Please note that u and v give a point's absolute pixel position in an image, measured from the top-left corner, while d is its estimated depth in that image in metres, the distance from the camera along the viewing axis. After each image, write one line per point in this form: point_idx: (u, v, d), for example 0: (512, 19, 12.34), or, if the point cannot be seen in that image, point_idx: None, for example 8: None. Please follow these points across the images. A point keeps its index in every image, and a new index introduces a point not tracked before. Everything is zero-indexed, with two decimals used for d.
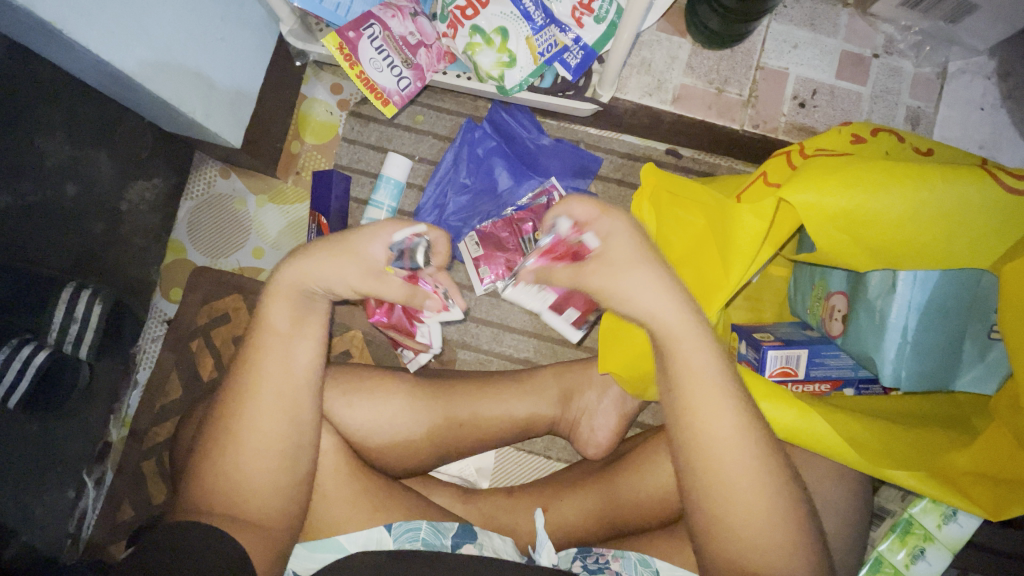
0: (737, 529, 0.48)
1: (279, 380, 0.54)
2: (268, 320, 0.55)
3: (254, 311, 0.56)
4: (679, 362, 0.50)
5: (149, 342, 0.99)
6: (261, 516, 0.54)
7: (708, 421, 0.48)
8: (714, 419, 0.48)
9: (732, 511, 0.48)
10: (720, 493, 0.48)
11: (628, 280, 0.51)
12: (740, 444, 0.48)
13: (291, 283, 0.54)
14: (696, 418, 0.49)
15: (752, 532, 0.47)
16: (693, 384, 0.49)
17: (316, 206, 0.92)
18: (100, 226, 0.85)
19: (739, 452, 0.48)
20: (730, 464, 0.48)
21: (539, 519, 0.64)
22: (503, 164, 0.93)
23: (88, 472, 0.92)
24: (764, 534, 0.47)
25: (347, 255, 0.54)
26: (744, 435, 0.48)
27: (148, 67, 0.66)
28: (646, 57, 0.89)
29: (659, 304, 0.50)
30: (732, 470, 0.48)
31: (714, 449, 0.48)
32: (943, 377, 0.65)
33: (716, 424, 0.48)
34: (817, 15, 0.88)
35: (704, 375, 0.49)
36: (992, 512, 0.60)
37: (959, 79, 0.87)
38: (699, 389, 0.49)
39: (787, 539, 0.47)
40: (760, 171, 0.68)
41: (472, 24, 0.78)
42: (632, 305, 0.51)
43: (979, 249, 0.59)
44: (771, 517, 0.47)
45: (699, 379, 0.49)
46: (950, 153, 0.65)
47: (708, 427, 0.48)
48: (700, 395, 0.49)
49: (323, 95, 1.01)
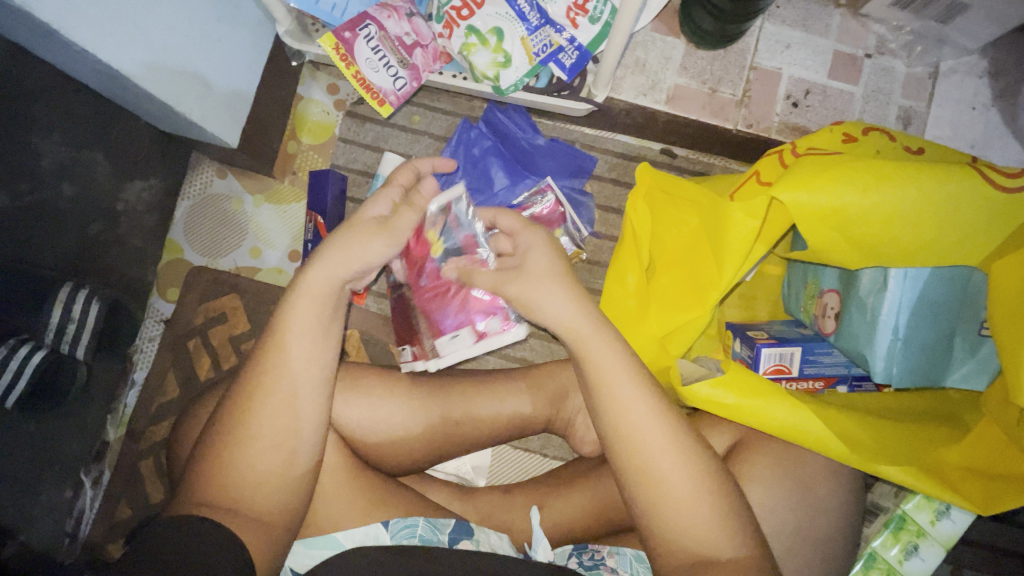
0: (673, 515, 0.49)
1: (296, 375, 0.55)
2: (291, 317, 0.56)
3: (275, 311, 0.57)
4: (593, 367, 0.52)
5: (146, 343, 0.99)
6: (262, 509, 0.54)
7: (624, 417, 0.50)
8: (623, 415, 0.50)
9: (658, 501, 0.48)
10: (643, 489, 0.49)
11: (540, 290, 0.56)
12: (654, 431, 0.49)
13: (326, 276, 0.57)
14: (620, 414, 0.50)
15: (683, 514, 0.48)
16: (613, 383, 0.51)
17: (313, 206, 0.92)
18: (97, 227, 0.85)
19: (657, 437, 0.49)
20: (651, 454, 0.49)
21: (535, 517, 0.67)
22: (499, 164, 0.93)
23: (85, 472, 0.92)
24: (692, 517, 0.48)
25: (373, 234, 0.60)
26: (659, 422, 0.50)
27: (144, 68, 0.66)
28: (641, 57, 0.89)
29: (559, 307, 0.55)
30: (653, 457, 0.49)
31: (636, 439, 0.49)
32: (934, 374, 0.65)
33: (638, 432, 0.49)
34: (809, 16, 0.88)
35: (610, 374, 0.51)
36: (982, 507, 0.61)
37: (951, 79, 0.88)
38: (608, 391, 0.51)
39: (711, 517, 0.48)
40: (753, 171, 0.70)
41: (468, 24, 0.79)
42: (548, 315, 0.56)
43: (968, 245, 0.60)
44: (691, 498, 0.48)
45: (606, 379, 0.51)
46: (940, 152, 0.66)
47: (628, 420, 0.50)
48: (621, 406, 0.50)
49: (320, 96, 1.01)
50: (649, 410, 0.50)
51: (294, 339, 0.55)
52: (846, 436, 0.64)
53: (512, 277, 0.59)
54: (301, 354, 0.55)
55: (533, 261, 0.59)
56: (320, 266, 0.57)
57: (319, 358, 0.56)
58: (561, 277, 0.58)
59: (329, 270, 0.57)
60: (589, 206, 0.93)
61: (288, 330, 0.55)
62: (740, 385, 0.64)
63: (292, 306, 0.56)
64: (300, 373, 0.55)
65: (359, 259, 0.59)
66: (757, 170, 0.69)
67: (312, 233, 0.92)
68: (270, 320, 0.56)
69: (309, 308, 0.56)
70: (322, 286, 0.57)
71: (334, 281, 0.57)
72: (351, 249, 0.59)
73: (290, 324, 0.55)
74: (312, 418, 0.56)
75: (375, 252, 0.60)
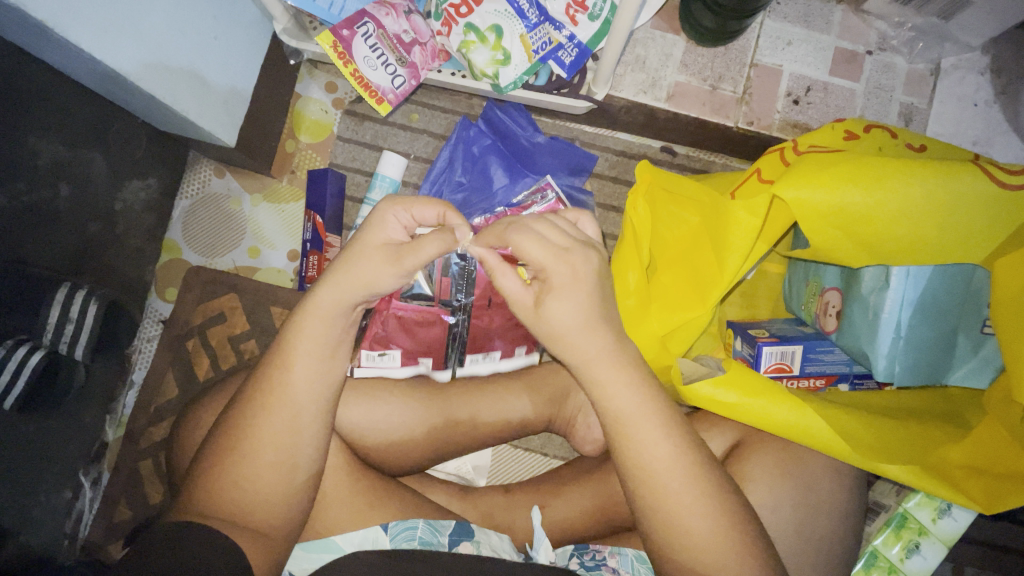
0: (690, 555, 0.51)
1: (297, 398, 0.55)
2: (301, 337, 0.56)
3: (286, 326, 0.57)
4: (612, 411, 0.53)
5: (144, 343, 0.99)
6: (261, 521, 0.55)
7: (644, 461, 0.51)
8: (654, 455, 0.51)
9: (683, 536, 0.50)
10: (669, 524, 0.51)
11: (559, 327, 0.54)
12: (673, 476, 0.51)
13: (332, 301, 0.56)
14: (636, 458, 0.52)
15: (704, 555, 0.50)
16: (633, 427, 0.52)
17: (312, 205, 0.92)
18: (94, 227, 0.85)
19: (676, 482, 0.51)
20: (669, 499, 0.51)
21: (536, 515, 0.67)
22: (498, 162, 0.92)
23: (84, 473, 0.92)
24: (708, 558, 0.50)
25: (370, 252, 0.56)
26: (678, 466, 0.51)
27: (140, 67, 0.66)
28: (641, 54, 0.89)
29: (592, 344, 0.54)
30: (673, 501, 0.51)
31: (655, 484, 0.51)
32: (937, 371, 0.65)
33: (668, 474, 0.51)
34: (810, 12, 0.88)
35: (637, 412, 0.52)
36: (986, 506, 0.61)
37: (952, 75, 0.88)
38: (637, 427, 0.52)
39: (736, 559, 0.51)
40: (754, 169, 0.69)
41: (466, 22, 0.78)
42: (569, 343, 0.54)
43: (971, 244, 0.59)
44: (718, 539, 0.50)
45: (635, 417, 0.52)
46: (942, 149, 0.65)
47: (656, 468, 0.51)
48: (653, 445, 0.51)
49: (318, 94, 1.01)
50: (673, 457, 0.51)
51: (298, 359, 0.55)
52: (850, 436, 0.63)
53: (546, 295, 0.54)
54: (304, 373, 0.55)
55: (551, 286, 0.54)
56: (331, 288, 0.56)
57: (322, 378, 0.56)
58: (582, 297, 0.54)
59: (335, 296, 0.56)
60: (590, 203, 0.92)
61: (292, 349, 0.56)
62: (741, 384, 0.63)
63: (300, 326, 0.56)
64: (301, 390, 0.55)
65: (364, 282, 0.56)
66: (759, 167, 0.69)
67: (311, 232, 0.92)
68: (278, 336, 0.57)
69: (316, 332, 0.56)
70: (331, 308, 0.56)
71: (345, 305, 0.56)
72: (359, 274, 0.56)
73: (297, 343, 0.56)
74: (313, 433, 0.56)
75: (382, 278, 0.56)
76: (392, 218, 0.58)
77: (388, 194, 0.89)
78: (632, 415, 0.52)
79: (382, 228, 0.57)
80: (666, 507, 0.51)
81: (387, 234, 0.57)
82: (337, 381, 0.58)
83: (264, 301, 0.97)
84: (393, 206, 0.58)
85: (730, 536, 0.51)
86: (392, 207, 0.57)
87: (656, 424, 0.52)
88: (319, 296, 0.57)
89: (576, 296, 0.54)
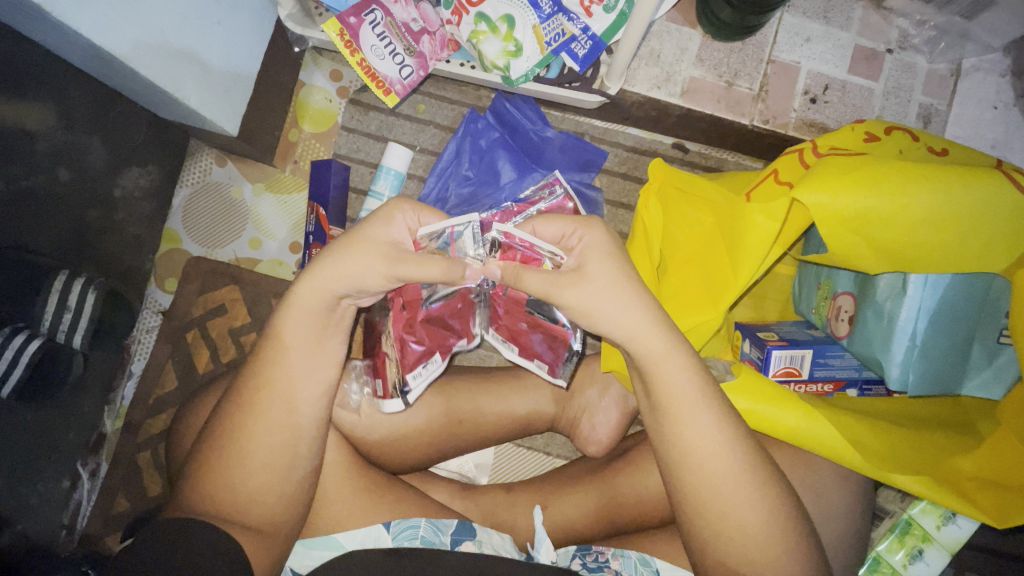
0: (730, 538, 0.51)
1: (309, 387, 0.55)
2: (300, 320, 0.55)
3: (277, 315, 0.56)
4: (664, 389, 0.53)
5: (143, 334, 0.97)
6: (259, 519, 0.54)
7: (689, 439, 0.51)
8: (700, 439, 0.51)
9: (729, 526, 0.50)
10: (716, 511, 0.51)
11: (598, 295, 0.53)
12: (722, 459, 0.51)
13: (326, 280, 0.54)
14: (685, 436, 0.51)
15: (752, 547, 0.50)
16: (680, 405, 0.52)
17: (314, 197, 0.90)
18: (93, 214, 0.83)
19: (719, 464, 0.51)
20: (717, 476, 0.51)
21: (540, 516, 0.66)
22: (507, 156, 0.90)
23: (82, 463, 0.90)
24: (749, 543, 0.50)
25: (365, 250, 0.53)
26: (726, 445, 0.51)
27: (139, 50, 0.64)
28: (655, 48, 0.86)
29: (635, 322, 0.53)
30: (722, 489, 0.51)
31: (701, 463, 0.51)
32: (950, 380, 0.64)
33: (716, 461, 0.51)
34: (831, 8, 0.86)
35: (683, 392, 0.52)
36: (996, 519, 0.59)
37: (973, 76, 0.86)
38: (684, 407, 0.52)
39: (780, 549, 0.51)
40: (772, 169, 0.67)
41: (477, 11, 0.75)
42: (611, 323, 0.53)
43: (993, 254, 0.58)
44: (766, 528, 0.50)
45: (680, 397, 0.52)
46: (966, 154, 0.64)
47: (702, 451, 0.51)
48: (700, 430, 0.51)
49: (323, 82, 0.99)
50: (719, 438, 0.51)
51: (293, 357, 0.55)
52: (859, 444, 0.63)
53: (578, 282, 0.53)
54: (303, 368, 0.55)
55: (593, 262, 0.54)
56: (309, 281, 0.55)
57: (321, 372, 0.56)
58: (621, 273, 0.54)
59: (320, 284, 0.54)
60: (600, 200, 0.90)
61: (289, 342, 0.55)
62: (751, 390, 0.62)
63: (286, 317, 0.55)
64: (301, 385, 0.55)
65: (352, 276, 0.53)
66: (776, 167, 0.67)
67: (313, 225, 0.89)
68: (268, 334, 0.56)
69: (307, 328, 0.55)
70: (315, 304, 0.55)
71: (326, 295, 0.54)
72: (346, 267, 0.53)
73: (293, 337, 0.55)
74: (311, 432, 0.55)
75: (371, 274, 0.53)
76: (399, 221, 0.56)
77: (393, 187, 0.86)
78: (679, 395, 0.52)
79: (385, 226, 0.55)
80: (714, 489, 0.51)
81: (390, 234, 0.55)
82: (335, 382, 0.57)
83: (266, 293, 0.96)
84: (408, 207, 0.56)
85: (774, 524, 0.51)
86: (405, 207, 0.56)
87: (702, 410, 0.52)
88: (303, 285, 0.55)
89: (616, 275, 0.54)
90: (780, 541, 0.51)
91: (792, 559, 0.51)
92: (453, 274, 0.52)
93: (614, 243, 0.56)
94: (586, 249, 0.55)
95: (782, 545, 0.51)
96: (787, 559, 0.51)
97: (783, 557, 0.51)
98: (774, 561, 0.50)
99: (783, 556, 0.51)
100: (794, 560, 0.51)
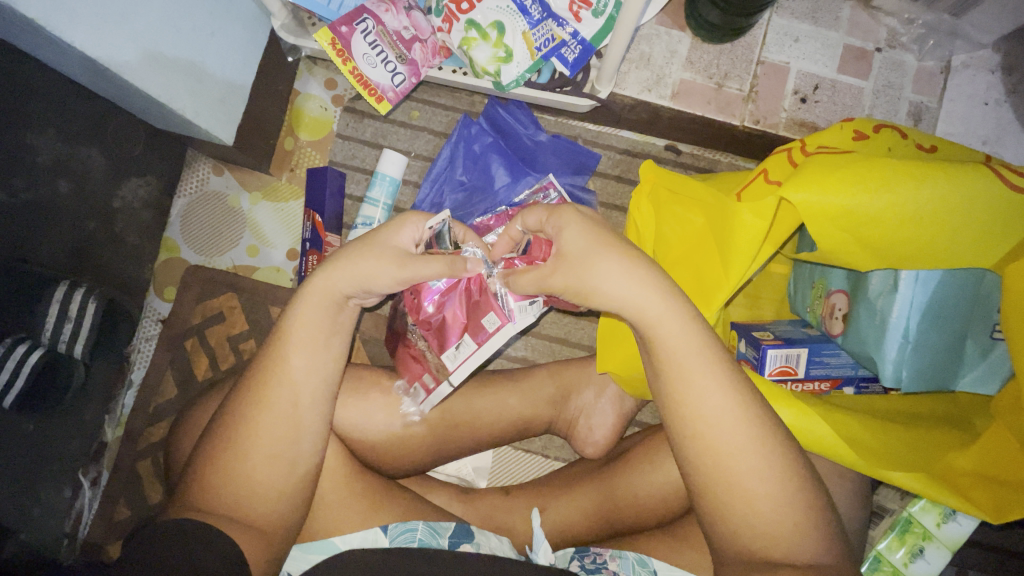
0: (739, 505, 0.49)
1: (311, 383, 0.56)
2: (300, 323, 0.56)
3: (281, 317, 0.57)
4: (663, 353, 0.52)
5: (143, 342, 0.98)
6: (261, 518, 0.54)
7: (693, 404, 0.50)
8: (700, 401, 0.50)
9: (736, 493, 0.49)
10: (719, 478, 0.50)
11: (596, 269, 0.53)
12: (724, 419, 0.49)
13: (326, 286, 0.56)
14: (682, 401, 0.51)
15: (760, 516, 0.49)
16: (678, 373, 0.51)
17: (310, 204, 0.91)
18: (93, 224, 0.84)
19: (716, 430, 0.49)
20: (719, 441, 0.49)
21: (534, 517, 0.64)
22: (500, 160, 0.91)
23: (83, 472, 0.91)
24: (755, 506, 0.49)
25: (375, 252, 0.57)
26: (726, 412, 0.49)
27: (134, 62, 0.65)
28: (645, 51, 0.87)
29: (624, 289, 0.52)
30: (726, 459, 0.49)
31: (704, 427, 0.50)
32: (944, 378, 0.64)
33: (718, 426, 0.49)
34: (818, 7, 0.86)
35: (681, 358, 0.51)
36: (994, 514, 0.59)
37: (963, 73, 0.86)
38: (683, 372, 0.51)
39: (791, 517, 0.49)
40: (761, 168, 0.68)
41: (467, 18, 0.76)
42: (609, 300, 0.53)
43: (983, 249, 0.58)
44: (776, 499, 0.49)
45: (679, 362, 0.51)
46: (953, 150, 0.64)
47: (706, 419, 0.50)
48: (703, 396, 0.50)
49: (317, 90, 1.00)
50: (722, 405, 0.50)
51: (295, 353, 0.55)
52: (857, 442, 0.63)
53: (561, 268, 0.54)
54: (303, 364, 0.55)
55: (575, 243, 0.54)
56: (317, 278, 0.57)
57: (320, 371, 0.56)
58: (614, 246, 0.53)
59: (329, 284, 0.57)
60: (594, 203, 0.91)
61: (291, 341, 0.55)
62: None
63: (296, 314, 0.56)
64: (299, 380, 0.55)
65: (359, 275, 0.56)
66: (765, 167, 0.67)
67: (311, 231, 0.91)
68: (272, 333, 0.57)
69: (310, 321, 0.56)
70: (322, 291, 0.57)
71: (334, 294, 0.57)
72: (352, 267, 0.56)
73: (295, 335, 0.56)
74: (311, 429, 0.56)
75: (382, 276, 0.56)
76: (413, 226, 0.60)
77: (388, 194, 0.87)
78: (675, 362, 0.51)
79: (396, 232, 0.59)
80: (717, 457, 0.49)
81: (402, 238, 0.59)
82: (335, 376, 0.58)
83: (263, 300, 0.97)
84: (419, 216, 0.60)
85: (785, 497, 0.49)
86: (415, 217, 0.60)
87: (702, 375, 0.50)
88: (310, 284, 0.57)
89: (591, 242, 0.54)
90: (790, 502, 0.49)
91: (809, 530, 0.49)
92: (457, 270, 0.57)
93: (587, 225, 0.55)
94: (566, 230, 0.55)
95: (794, 517, 0.49)
96: (806, 522, 0.49)
97: (800, 528, 0.49)
98: (786, 527, 0.49)
99: (792, 523, 0.49)
100: (811, 537, 0.49)
